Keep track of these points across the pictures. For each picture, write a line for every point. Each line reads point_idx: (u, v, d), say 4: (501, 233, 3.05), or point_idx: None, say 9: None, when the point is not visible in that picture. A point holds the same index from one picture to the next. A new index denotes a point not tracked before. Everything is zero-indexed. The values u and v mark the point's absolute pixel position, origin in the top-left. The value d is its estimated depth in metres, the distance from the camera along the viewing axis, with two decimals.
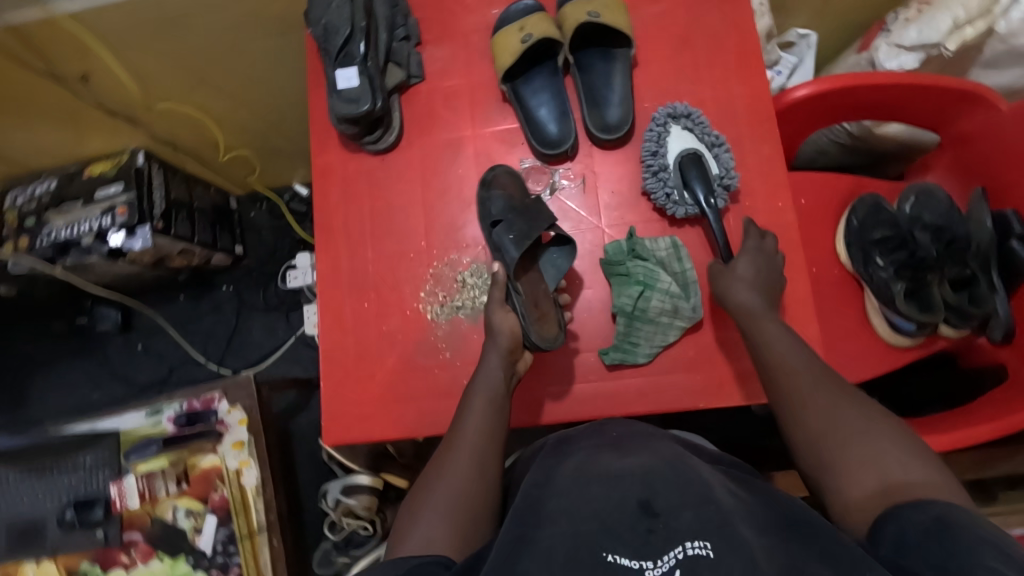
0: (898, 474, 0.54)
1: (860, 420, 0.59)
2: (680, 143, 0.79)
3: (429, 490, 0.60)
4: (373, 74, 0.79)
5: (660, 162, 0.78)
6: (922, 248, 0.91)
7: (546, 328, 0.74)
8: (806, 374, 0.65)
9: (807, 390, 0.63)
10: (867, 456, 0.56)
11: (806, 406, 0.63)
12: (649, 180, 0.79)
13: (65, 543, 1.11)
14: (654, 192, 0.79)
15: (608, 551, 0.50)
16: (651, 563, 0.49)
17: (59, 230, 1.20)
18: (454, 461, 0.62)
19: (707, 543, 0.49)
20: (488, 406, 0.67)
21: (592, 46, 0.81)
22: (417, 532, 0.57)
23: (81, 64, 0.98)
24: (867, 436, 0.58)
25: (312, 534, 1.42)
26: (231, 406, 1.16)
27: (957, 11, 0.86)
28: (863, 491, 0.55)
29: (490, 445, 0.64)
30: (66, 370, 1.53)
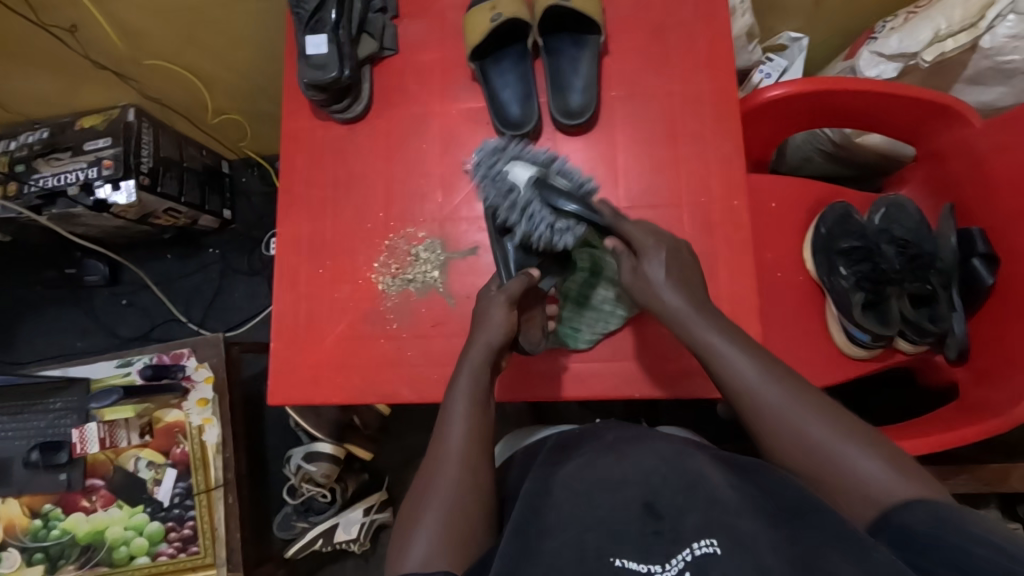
0: (875, 480, 0.54)
1: (822, 424, 0.57)
2: (523, 170, 0.76)
3: (423, 496, 0.61)
4: (343, 43, 0.80)
5: (521, 199, 0.74)
6: (885, 261, 0.91)
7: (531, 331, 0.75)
8: (758, 376, 0.61)
9: (766, 395, 0.60)
10: (842, 470, 0.55)
11: (767, 414, 0.59)
12: (522, 221, 0.73)
13: (29, 484, 1.14)
14: (535, 234, 0.73)
15: (615, 555, 0.50)
16: (659, 567, 0.49)
17: (47, 178, 1.22)
18: (445, 465, 0.62)
19: (713, 541, 0.48)
20: (470, 395, 0.66)
21: (564, 31, 0.81)
22: (417, 544, 0.57)
23: (69, 14, 1.00)
24: (838, 444, 0.56)
25: (275, 498, 1.44)
26: (199, 364, 1.18)
27: (939, 22, 0.86)
28: (851, 507, 0.54)
29: (478, 434, 0.64)
30: (52, 318, 1.56)
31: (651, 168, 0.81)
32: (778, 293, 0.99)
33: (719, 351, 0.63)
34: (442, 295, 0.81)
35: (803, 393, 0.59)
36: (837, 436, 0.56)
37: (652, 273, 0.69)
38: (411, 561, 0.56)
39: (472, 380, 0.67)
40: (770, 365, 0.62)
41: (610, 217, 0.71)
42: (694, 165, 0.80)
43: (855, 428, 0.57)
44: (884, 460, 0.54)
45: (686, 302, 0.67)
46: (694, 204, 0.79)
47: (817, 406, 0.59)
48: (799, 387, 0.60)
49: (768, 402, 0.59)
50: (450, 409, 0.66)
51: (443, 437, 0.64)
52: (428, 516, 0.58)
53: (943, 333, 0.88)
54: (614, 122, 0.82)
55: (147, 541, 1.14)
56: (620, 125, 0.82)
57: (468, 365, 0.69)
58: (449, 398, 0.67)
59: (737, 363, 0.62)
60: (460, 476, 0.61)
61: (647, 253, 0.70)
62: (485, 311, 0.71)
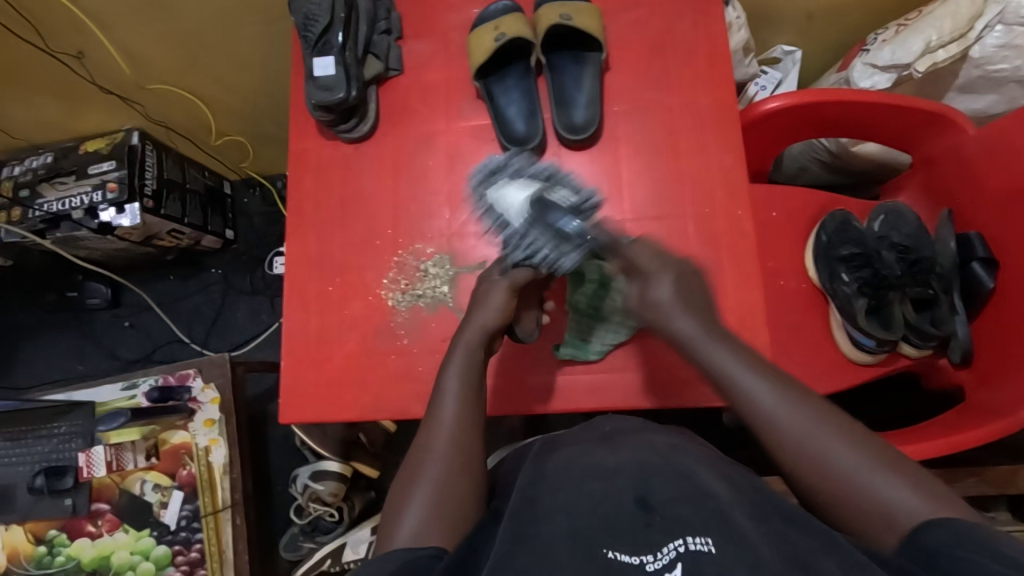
0: (900, 502, 0.51)
1: (835, 440, 0.55)
2: (519, 194, 0.77)
3: (414, 474, 0.60)
4: (349, 64, 0.82)
5: (518, 226, 0.75)
6: (886, 267, 0.92)
7: (526, 321, 0.79)
8: (769, 395, 0.58)
9: (775, 413, 0.58)
10: (859, 491, 0.53)
11: (777, 433, 0.57)
12: (518, 250, 0.73)
13: (35, 510, 1.13)
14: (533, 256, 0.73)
15: (608, 547, 0.50)
16: (651, 557, 0.48)
17: (52, 202, 1.23)
18: (436, 444, 0.61)
19: (708, 539, 0.48)
20: (464, 372, 0.67)
21: (565, 49, 0.83)
22: (408, 520, 0.55)
23: (76, 41, 1.02)
24: (853, 462, 0.54)
25: (280, 518, 1.43)
26: (205, 385, 1.18)
27: (930, 33, 0.88)
28: (875, 530, 0.51)
29: (470, 413, 0.64)
30: (54, 341, 1.55)
31: (656, 181, 0.82)
32: (781, 301, 1.00)
33: (726, 369, 0.61)
34: (452, 310, 0.81)
35: (815, 408, 0.57)
36: (852, 451, 0.54)
37: (660, 293, 0.66)
38: (401, 537, 0.54)
39: (466, 358, 0.68)
40: (780, 379, 0.60)
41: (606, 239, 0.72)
42: (697, 177, 0.81)
43: (874, 444, 0.55)
44: (902, 476, 0.52)
45: (697, 326, 0.64)
46: (697, 215, 0.81)
47: (831, 421, 0.56)
48: (813, 403, 0.58)
49: (779, 420, 0.57)
50: (443, 387, 0.66)
51: (436, 415, 0.64)
52: (420, 493, 0.57)
53: (946, 336, 0.89)
54: (617, 136, 0.84)
55: (154, 566, 1.12)
56: (623, 140, 0.83)
57: (463, 344, 0.69)
58: (443, 376, 0.68)
59: (746, 382, 0.60)
60: (451, 453, 0.60)
61: (651, 276, 0.67)
62: (487, 288, 0.73)
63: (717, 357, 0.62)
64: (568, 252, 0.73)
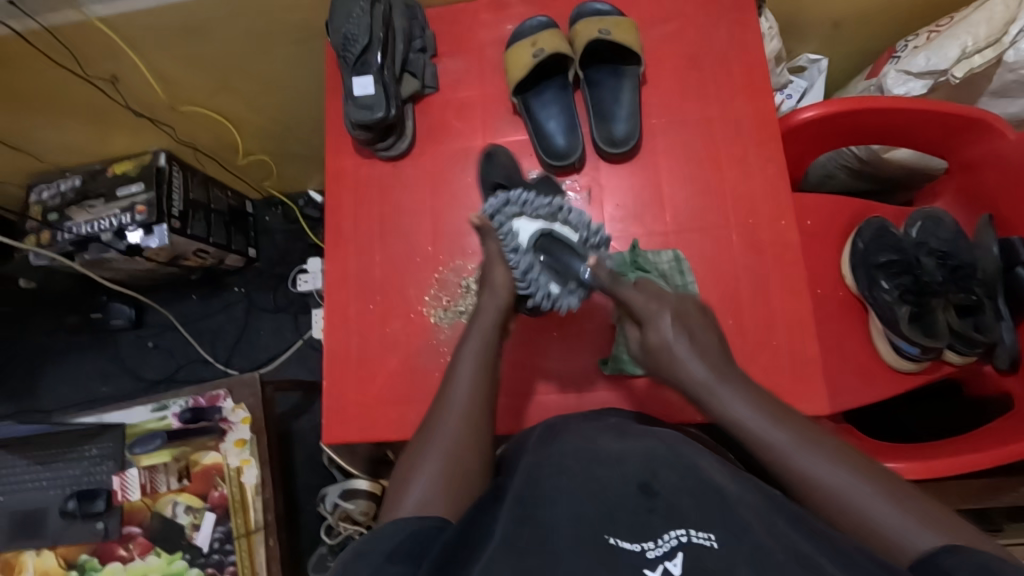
0: (905, 523, 0.49)
1: (860, 485, 0.52)
2: (523, 230, 0.75)
3: (420, 449, 0.59)
4: (388, 83, 0.83)
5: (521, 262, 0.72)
6: (927, 273, 0.90)
7: (544, 303, 0.78)
8: (794, 450, 0.55)
9: (799, 463, 0.55)
10: (872, 516, 0.51)
11: (808, 485, 0.54)
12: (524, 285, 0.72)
13: (65, 535, 1.11)
14: (534, 299, 0.74)
15: (609, 533, 0.45)
16: (652, 544, 0.44)
17: (81, 225, 1.23)
18: (447, 424, 0.60)
19: (711, 535, 0.44)
20: (478, 357, 0.66)
21: (603, 63, 0.86)
22: (413, 490, 0.55)
23: (111, 65, 1.03)
24: (882, 509, 0.51)
25: (307, 538, 1.41)
26: (236, 405, 1.15)
27: (965, 39, 0.88)
28: (888, 553, 0.49)
29: (482, 395, 0.63)
30: (77, 363, 1.55)
31: (695, 193, 0.85)
32: (817, 309, 0.99)
33: (747, 421, 0.58)
34: None
35: (843, 458, 0.54)
36: (880, 498, 0.51)
37: (665, 330, 0.63)
38: (406, 506, 0.54)
39: (482, 343, 0.67)
40: (783, 412, 0.58)
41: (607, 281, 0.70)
42: (736, 187, 0.84)
43: (900, 490, 0.52)
44: (926, 517, 0.49)
45: (708, 371, 0.61)
46: (741, 225, 0.83)
47: (857, 469, 0.53)
48: (838, 453, 0.55)
49: (805, 470, 0.54)
50: (457, 369, 0.65)
51: (448, 396, 0.63)
52: (426, 468, 0.57)
53: (991, 342, 0.87)
54: (655, 147, 0.87)
55: None
56: (662, 152, 0.86)
57: (478, 328, 0.68)
58: (457, 360, 0.66)
59: (773, 437, 0.56)
60: (460, 432, 0.59)
61: (653, 318, 0.64)
62: (487, 268, 0.73)
63: (738, 412, 0.58)
64: (569, 293, 0.75)
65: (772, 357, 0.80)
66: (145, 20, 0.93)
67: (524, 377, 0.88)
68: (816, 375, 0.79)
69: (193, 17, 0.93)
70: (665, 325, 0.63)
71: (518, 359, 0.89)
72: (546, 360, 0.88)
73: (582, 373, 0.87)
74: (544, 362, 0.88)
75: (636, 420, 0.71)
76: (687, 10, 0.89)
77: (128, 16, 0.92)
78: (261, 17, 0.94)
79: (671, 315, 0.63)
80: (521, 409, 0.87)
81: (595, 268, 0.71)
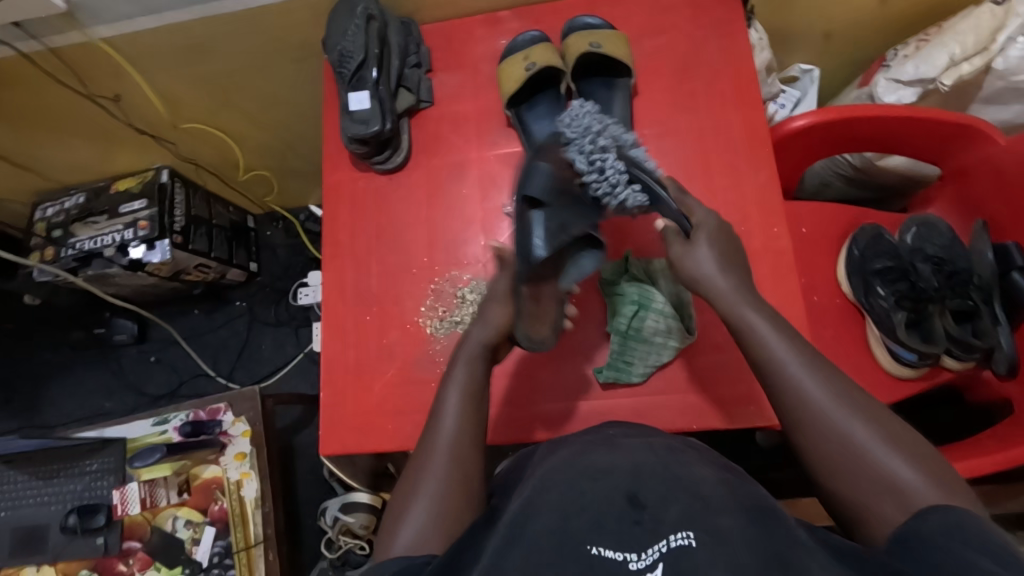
0: (905, 482, 0.49)
1: (852, 416, 0.53)
2: (604, 134, 0.77)
3: (411, 486, 0.58)
4: (383, 98, 0.87)
5: (598, 147, 0.75)
6: (922, 279, 0.90)
7: (538, 328, 0.74)
8: (798, 363, 0.57)
9: (804, 383, 0.56)
10: (873, 470, 0.51)
11: (804, 408, 0.55)
12: (590, 170, 0.74)
13: (65, 550, 1.11)
14: (598, 181, 0.74)
15: (592, 543, 0.44)
16: (635, 556, 0.43)
17: (84, 241, 1.24)
18: (435, 459, 0.59)
19: (690, 535, 0.43)
20: (466, 387, 0.65)
21: (595, 75, 0.89)
22: (407, 529, 0.54)
23: (115, 85, 1.05)
24: (871, 443, 0.52)
25: (309, 552, 1.40)
26: (236, 418, 1.15)
27: (953, 48, 0.89)
28: (878, 512, 0.49)
29: (472, 430, 0.62)
30: (80, 379, 1.56)
31: (689, 201, 0.86)
32: (815, 316, 0.99)
33: (763, 337, 0.60)
34: None
35: (845, 392, 0.55)
36: (866, 427, 0.52)
37: (699, 257, 0.67)
38: (397, 547, 0.53)
39: (470, 373, 0.67)
40: (810, 352, 0.58)
41: (676, 197, 0.73)
42: (729, 196, 0.85)
43: (894, 429, 0.52)
44: (903, 453, 0.51)
45: (732, 284, 0.65)
46: (734, 232, 0.84)
47: (855, 400, 0.55)
48: (838, 384, 0.56)
49: (804, 389, 0.56)
50: (443, 403, 0.64)
51: (435, 429, 0.62)
52: (417, 509, 0.56)
53: (989, 347, 0.86)
54: (648, 158, 0.88)
55: None
56: (654, 162, 0.88)
57: (463, 356, 0.69)
58: (445, 390, 0.66)
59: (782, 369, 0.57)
60: (450, 470, 0.58)
61: (707, 227, 0.69)
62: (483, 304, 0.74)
63: (756, 326, 0.61)
64: (633, 190, 0.74)
65: None
66: (145, 40, 0.95)
67: (524, 387, 0.88)
68: None
69: (194, 36, 0.95)
70: (703, 239, 0.68)
71: (519, 368, 0.88)
72: (544, 370, 0.88)
73: (581, 381, 0.87)
74: (541, 373, 0.88)
75: (635, 427, 0.65)
76: (678, 23, 0.91)
77: (130, 36, 0.94)
78: (260, 37, 0.96)
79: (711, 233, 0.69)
80: (518, 419, 0.87)
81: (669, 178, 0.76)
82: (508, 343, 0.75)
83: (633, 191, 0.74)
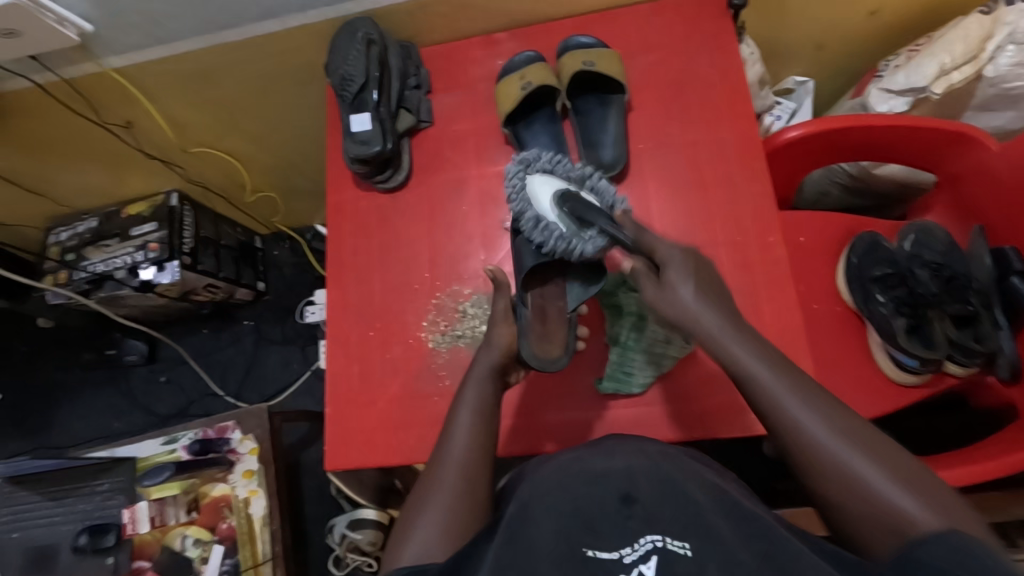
0: (905, 510, 0.50)
1: (853, 452, 0.53)
2: (553, 187, 0.79)
3: (419, 500, 0.59)
4: (384, 119, 0.89)
5: (536, 215, 0.75)
6: (921, 285, 0.90)
7: (548, 348, 0.74)
8: (793, 397, 0.57)
9: (804, 419, 0.56)
10: (875, 497, 0.51)
11: (803, 437, 0.55)
12: (537, 234, 0.74)
13: (76, 569, 1.12)
14: (551, 245, 0.73)
15: (587, 545, 0.45)
16: (627, 549, 0.45)
17: (97, 264, 1.27)
18: (442, 474, 0.61)
19: (684, 540, 0.44)
20: (477, 403, 0.67)
21: (588, 92, 0.91)
22: (414, 540, 0.55)
23: (126, 112, 1.09)
24: (880, 481, 0.51)
25: (316, 570, 1.40)
26: (243, 436, 1.16)
27: (942, 57, 0.90)
28: (879, 540, 0.50)
29: (480, 444, 0.63)
30: (92, 400, 1.58)
31: (686, 212, 0.88)
32: (815, 325, 1.00)
33: (754, 371, 0.59)
34: None
35: (846, 426, 0.55)
36: (867, 461, 0.53)
37: (679, 297, 0.62)
38: (406, 556, 0.54)
39: (478, 393, 0.68)
40: (803, 381, 0.58)
41: (632, 232, 0.67)
42: (725, 208, 0.87)
43: (896, 462, 0.53)
44: (910, 484, 0.51)
45: (718, 325, 0.61)
46: (730, 242, 0.86)
47: (860, 435, 0.54)
48: (835, 408, 0.56)
49: (811, 431, 0.55)
50: (454, 420, 0.66)
51: (445, 447, 0.63)
52: (425, 519, 0.57)
53: (991, 352, 0.86)
54: (644, 172, 0.90)
55: None
56: (650, 176, 0.90)
57: (473, 379, 0.70)
58: (454, 410, 0.67)
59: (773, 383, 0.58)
60: (457, 482, 0.60)
61: (671, 262, 0.63)
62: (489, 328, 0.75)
63: (747, 363, 0.59)
64: (586, 238, 0.71)
65: None
66: (155, 68, 0.98)
67: (526, 399, 0.88)
68: None
69: (200, 64, 0.98)
70: (672, 280, 0.62)
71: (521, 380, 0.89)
72: (547, 383, 0.89)
73: (582, 393, 0.88)
74: (544, 386, 0.89)
75: (638, 438, 0.66)
76: (670, 39, 0.93)
77: (140, 65, 0.97)
78: (264, 63, 0.99)
79: (679, 264, 0.63)
80: (521, 431, 0.87)
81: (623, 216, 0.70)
82: (518, 366, 0.74)
83: (589, 240, 0.71)
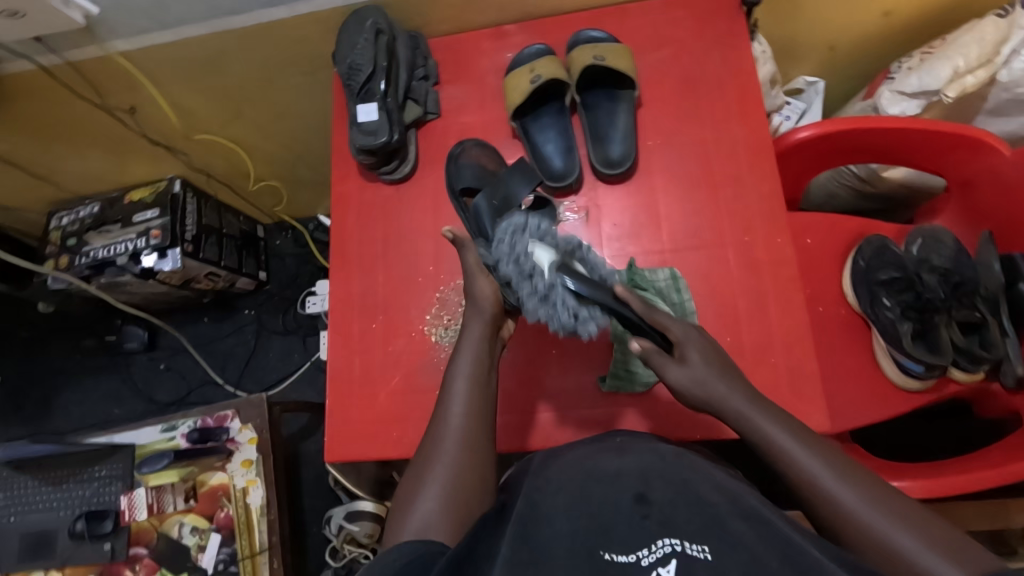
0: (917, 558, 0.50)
1: (861, 499, 0.54)
2: (544, 253, 0.65)
3: (422, 473, 0.59)
4: (391, 110, 0.89)
5: (542, 286, 0.64)
6: (929, 290, 0.90)
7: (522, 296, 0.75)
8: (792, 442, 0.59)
9: (806, 464, 0.57)
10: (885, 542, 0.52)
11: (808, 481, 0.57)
12: (541, 308, 0.65)
13: (73, 555, 1.11)
14: (555, 321, 0.65)
15: (604, 547, 0.45)
16: (644, 551, 0.44)
17: (98, 249, 1.26)
18: (443, 447, 0.60)
19: (704, 546, 0.43)
20: (474, 371, 0.65)
21: (599, 87, 0.90)
22: (415, 513, 0.55)
23: (130, 97, 1.08)
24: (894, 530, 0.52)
25: (313, 561, 1.40)
26: (243, 425, 1.15)
27: (957, 61, 0.90)
28: None
29: (480, 414, 0.62)
30: (91, 386, 1.58)
31: (694, 211, 0.87)
32: (820, 328, 0.99)
33: (753, 419, 0.62)
34: None
35: (877, 493, 0.55)
36: (901, 528, 0.52)
37: (698, 375, 0.63)
38: (407, 531, 0.54)
39: (475, 360, 0.66)
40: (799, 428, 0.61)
41: (645, 313, 0.63)
42: (734, 207, 0.86)
43: (936, 532, 0.51)
44: (919, 532, 0.51)
45: (728, 389, 0.63)
46: (738, 242, 0.85)
47: (870, 488, 0.55)
48: (836, 457, 0.58)
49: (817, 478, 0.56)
50: (451, 388, 0.64)
51: (444, 415, 0.62)
52: (426, 494, 0.56)
53: (998, 359, 0.86)
54: (651, 170, 0.89)
55: None
56: (659, 173, 0.89)
57: (469, 341, 0.67)
58: (451, 377, 0.65)
59: (760, 424, 0.61)
60: (460, 456, 0.59)
61: (688, 342, 0.65)
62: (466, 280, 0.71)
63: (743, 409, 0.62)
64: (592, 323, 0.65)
65: (771, 372, 0.81)
66: (158, 53, 0.97)
67: (527, 394, 0.88)
68: (815, 392, 0.79)
69: (206, 49, 0.97)
70: (694, 359, 0.64)
71: (522, 375, 0.89)
72: (550, 379, 0.88)
73: (584, 390, 0.87)
74: (546, 381, 0.89)
75: (646, 440, 0.66)
76: (681, 36, 0.92)
77: (146, 49, 0.96)
78: (271, 51, 0.98)
79: (698, 346, 0.65)
80: (523, 426, 0.87)
81: (627, 295, 0.63)
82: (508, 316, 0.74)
83: (595, 318, 0.64)
